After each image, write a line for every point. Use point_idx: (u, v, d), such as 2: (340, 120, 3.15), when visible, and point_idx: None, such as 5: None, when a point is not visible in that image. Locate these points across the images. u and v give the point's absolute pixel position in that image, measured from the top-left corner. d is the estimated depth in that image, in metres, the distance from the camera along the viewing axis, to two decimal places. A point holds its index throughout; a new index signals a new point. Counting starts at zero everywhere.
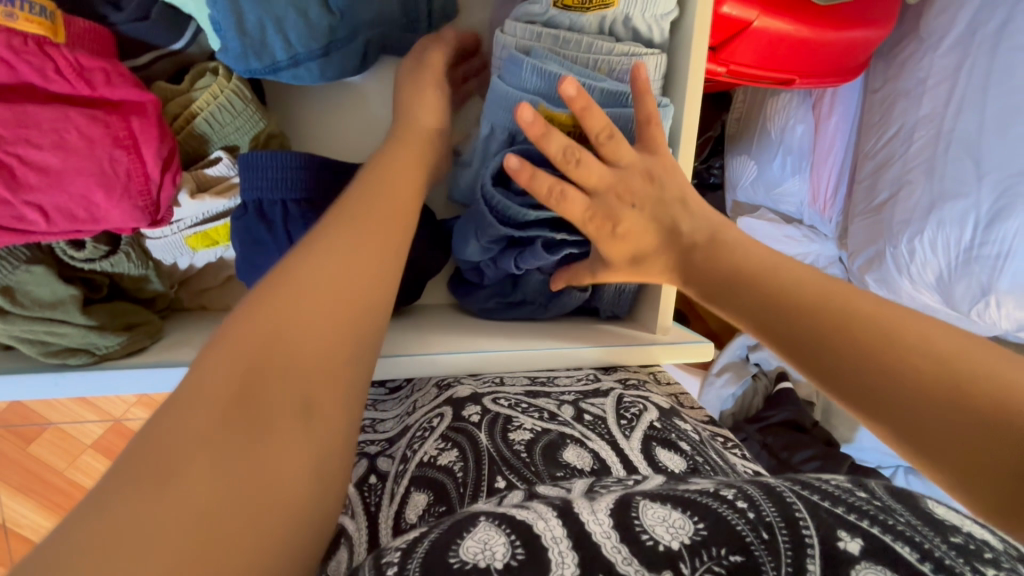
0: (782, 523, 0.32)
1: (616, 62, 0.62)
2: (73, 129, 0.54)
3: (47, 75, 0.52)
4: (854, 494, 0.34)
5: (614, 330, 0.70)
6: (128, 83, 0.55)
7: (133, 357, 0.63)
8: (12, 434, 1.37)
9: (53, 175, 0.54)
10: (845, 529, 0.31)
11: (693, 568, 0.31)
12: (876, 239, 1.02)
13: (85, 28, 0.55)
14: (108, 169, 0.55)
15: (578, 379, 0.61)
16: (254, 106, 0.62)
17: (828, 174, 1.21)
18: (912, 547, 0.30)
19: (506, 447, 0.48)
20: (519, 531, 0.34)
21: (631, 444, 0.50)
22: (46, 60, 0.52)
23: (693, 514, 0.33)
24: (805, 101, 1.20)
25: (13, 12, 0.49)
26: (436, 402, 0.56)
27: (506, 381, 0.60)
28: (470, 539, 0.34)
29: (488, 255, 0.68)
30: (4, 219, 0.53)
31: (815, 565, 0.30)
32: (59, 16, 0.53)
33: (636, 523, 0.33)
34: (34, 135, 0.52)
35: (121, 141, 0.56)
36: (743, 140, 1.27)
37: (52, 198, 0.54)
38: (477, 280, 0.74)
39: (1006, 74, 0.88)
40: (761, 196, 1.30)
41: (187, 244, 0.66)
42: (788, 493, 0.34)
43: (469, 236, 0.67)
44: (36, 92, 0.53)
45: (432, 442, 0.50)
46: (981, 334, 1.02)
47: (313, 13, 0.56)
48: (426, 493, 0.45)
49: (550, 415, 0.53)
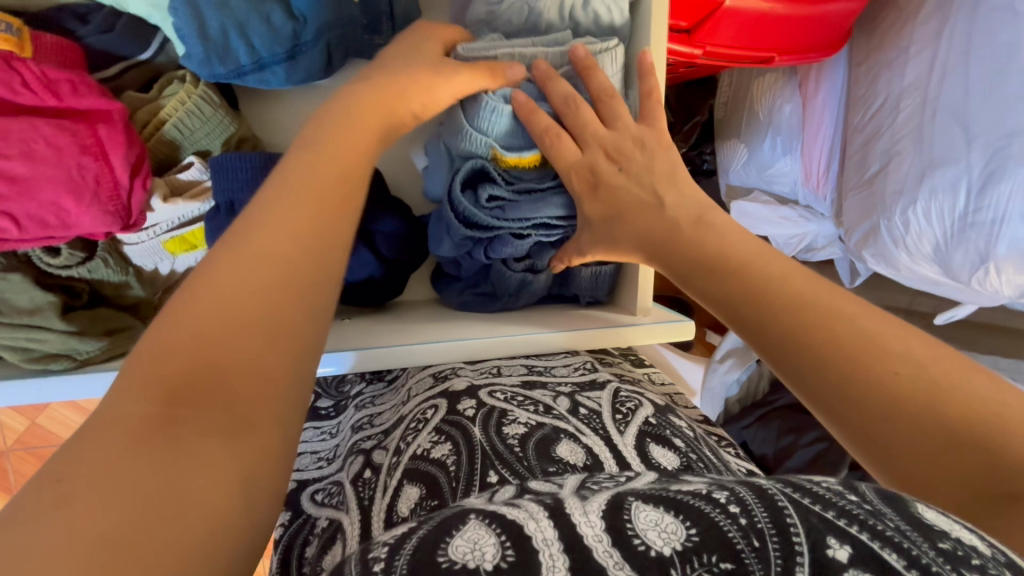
0: (772, 530, 0.31)
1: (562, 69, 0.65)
2: (42, 139, 0.55)
3: (15, 88, 0.54)
4: (845, 497, 0.33)
5: (601, 315, 0.71)
6: (94, 93, 0.57)
7: (115, 361, 0.65)
8: (31, 457, 1.41)
9: (22, 183, 0.55)
10: (834, 535, 0.30)
11: (684, 575, 0.30)
12: (870, 212, 1.01)
13: (52, 42, 0.57)
14: (77, 175, 0.56)
15: (574, 368, 0.61)
16: (223, 110, 0.64)
17: (819, 150, 1.18)
18: (899, 552, 0.28)
19: (499, 441, 0.48)
20: (510, 531, 0.33)
21: (626, 440, 0.50)
22: (13, 73, 0.54)
23: (684, 518, 0.32)
24: (791, 81, 1.20)
25: None
26: (430, 392, 0.56)
27: (503, 371, 0.59)
28: (459, 537, 0.33)
29: (462, 250, 0.70)
30: None
31: (803, 573, 0.29)
32: (25, 32, 0.55)
33: (629, 528, 0.32)
34: (3, 146, 0.54)
35: (88, 148, 0.57)
36: (732, 124, 1.28)
37: (24, 206, 0.55)
38: (455, 273, 0.76)
39: (986, 35, 0.86)
40: (753, 178, 1.30)
41: (164, 249, 0.68)
42: (780, 495, 0.33)
43: (442, 236, 0.69)
44: (6, 106, 0.55)
45: (425, 434, 0.51)
46: (986, 303, 1.00)
47: (275, 18, 0.57)
48: (418, 486, 0.46)
49: (545, 408, 0.53)
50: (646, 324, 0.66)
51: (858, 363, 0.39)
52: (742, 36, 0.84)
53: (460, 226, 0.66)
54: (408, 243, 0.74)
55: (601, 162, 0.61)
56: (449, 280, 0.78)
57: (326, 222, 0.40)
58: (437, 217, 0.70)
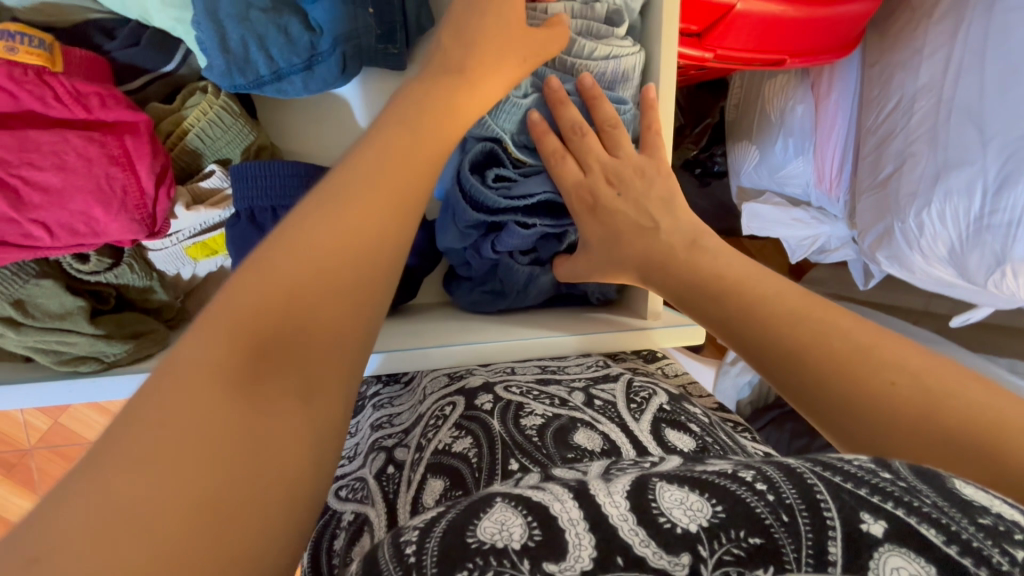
0: (802, 506, 0.32)
1: (594, 67, 0.63)
2: (72, 151, 0.58)
3: (48, 101, 0.56)
4: (877, 474, 0.34)
5: (613, 317, 0.71)
6: (121, 106, 0.59)
7: (141, 363, 0.67)
8: (55, 454, 1.44)
9: (54, 193, 0.57)
10: (867, 511, 0.31)
11: (711, 551, 0.31)
12: (884, 214, 1.00)
13: (81, 56, 0.59)
14: (106, 185, 0.59)
15: (589, 366, 0.62)
16: (243, 120, 0.65)
17: (832, 153, 1.18)
18: (936, 527, 0.30)
19: (517, 433, 0.49)
20: (538, 514, 0.34)
21: (641, 426, 0.51)
22: (46, 88, 0.56)
23: (711, 497, 0.33)
24: (803, 82, 1.20)
25: (14, 46, 0.53)
26: (447, 391, 0.58)
27: (517, 370, 0.60)
28: (487, 520, 0.34)
29: (468, 240, 0.70)
30: (13, 236, 0.57)
31: (836, 548, 0.30)
32: (57, 47, 0.57)
33: (655, 506, 0.33)
34: (35, 159, 0.56)
35: (116, 159, 0.59)
36: (744, 126, 1.27)
37: (54, 215, 0.58)
38: (464, 273, 0.77)
39: (1002, 35, 0.86)
40: (765, 180, 1.29)
41: (187, 255, 0.70)
42: (810, 474, 0.34)
43: (448, 223, 0.69)
44: (38, 118, 0.58)
45: (446, 430, 0.52)
46: (1004, 304, 0.98)
47: (294, 31, 0.59)
48: (442, 479, 0.47)
49: (561, 401, 0.54)
50: (659, 326, 0.67)
51: (860, 383, 0.42)
52: (755, 39, 0.84)
53: (467, 209, 0.65)
54: (420, 246, 0.75)
55: (600, 186, 0.64)
56: (460, 282, 0.79)
57: (350, 222, 0.42)
58: (443, 203, 0.69)
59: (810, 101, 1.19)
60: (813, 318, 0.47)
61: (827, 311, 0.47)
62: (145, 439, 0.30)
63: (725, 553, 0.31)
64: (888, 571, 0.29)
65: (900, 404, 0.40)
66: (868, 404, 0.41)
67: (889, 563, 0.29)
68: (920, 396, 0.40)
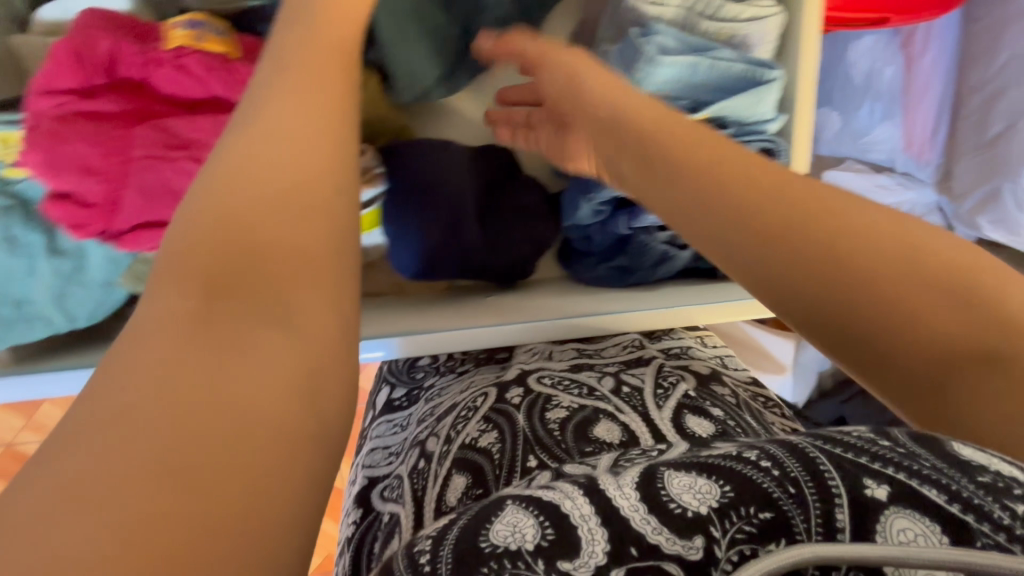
0: (809, 479, 0.35)
1: (737, 29, 0.75)
2: (166, 127, 0.67)
3: (160, 77, 0.68)
4: (878, 442, 0.36)
5: (674, 291, 0.75)
6: (220, 75, 0.68)
7: None
8: None
9: (139, 163, 0.65)
10: (870, 476, 0.34)
11: (723, 531, 0.34)
12: (989, 177, 1.07)
13: (250, 42, 0.73)
14: (183, 159, 0.66)
15: (624, 349, 0.66)
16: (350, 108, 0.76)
17: (924, 117, 1.10)
18: (939, 488, 0.33)
19: (542, 428, 0.54)
20: (553, 514, 0.38)
21: (663, 414, 0.54)
22: (161, 63, 0.67)
23: (718, 479, 0.37)
24: (893, 37, 1.07)
25: (202, 34, 0.68)
26: (486, 383, 0.62)
27: (552, 358, 0.65)
28: (499, 524, 0.39)
29: (599, 217, 0.78)
30: (104, 199, 0.65)
31: (844, 516, 0.33)
32: (229, 35, 0.71)
33: (665, 495, 0.37)
34: (141, 132, 0.66)
35: (195, 138, 0.67)
36: (824, 89, 1.17)
37: (139, 181, 0.65)
38: (585, 248, 0.82)
39: None
40: (845, 147, 1.18)
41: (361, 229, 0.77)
42: (813, 448, 0.37)
43: (586, 197, 0.76)
44: (154, 94, 0.69)
45: (474, 423, 0.57)
46: None
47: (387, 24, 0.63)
48: (465, 476, 0.52)
49: (588, 391, 0.57)
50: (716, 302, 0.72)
51: (896, 327, 0.39)
52: None
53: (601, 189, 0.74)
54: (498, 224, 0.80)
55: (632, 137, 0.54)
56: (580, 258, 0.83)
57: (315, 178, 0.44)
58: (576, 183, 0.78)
59: (901, 60, 1.08)
60: (908, 254, 0.40)
61: (833, 210, 0.42)
62: (145, 373, 0.33)
63: (737, 531, 0.34)
64: (894, 534, 0.32)
65: (948, 351, 0.38)
66: (913, 333, 0.38)
67: (896, 525, 0.32)
68: (894, 260, 0.40)
